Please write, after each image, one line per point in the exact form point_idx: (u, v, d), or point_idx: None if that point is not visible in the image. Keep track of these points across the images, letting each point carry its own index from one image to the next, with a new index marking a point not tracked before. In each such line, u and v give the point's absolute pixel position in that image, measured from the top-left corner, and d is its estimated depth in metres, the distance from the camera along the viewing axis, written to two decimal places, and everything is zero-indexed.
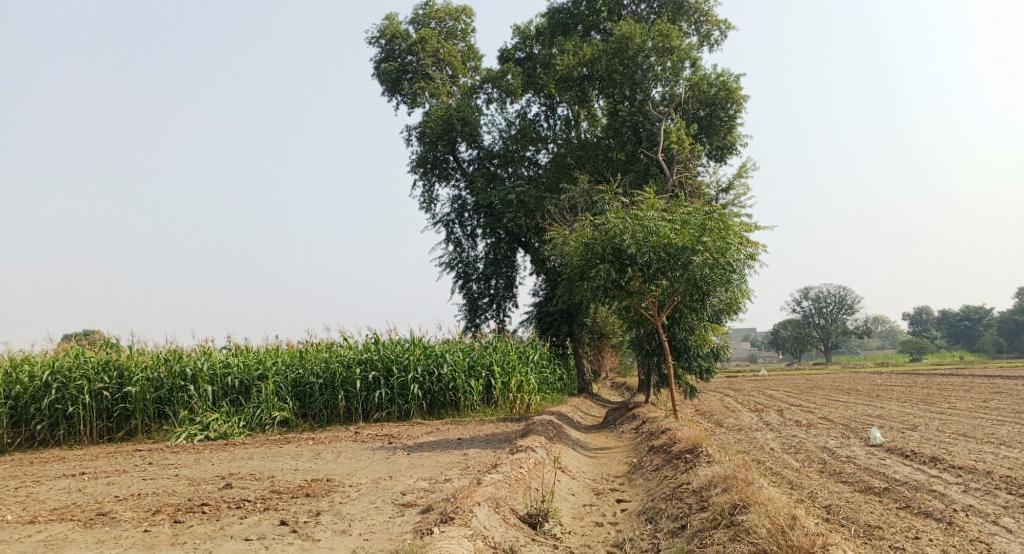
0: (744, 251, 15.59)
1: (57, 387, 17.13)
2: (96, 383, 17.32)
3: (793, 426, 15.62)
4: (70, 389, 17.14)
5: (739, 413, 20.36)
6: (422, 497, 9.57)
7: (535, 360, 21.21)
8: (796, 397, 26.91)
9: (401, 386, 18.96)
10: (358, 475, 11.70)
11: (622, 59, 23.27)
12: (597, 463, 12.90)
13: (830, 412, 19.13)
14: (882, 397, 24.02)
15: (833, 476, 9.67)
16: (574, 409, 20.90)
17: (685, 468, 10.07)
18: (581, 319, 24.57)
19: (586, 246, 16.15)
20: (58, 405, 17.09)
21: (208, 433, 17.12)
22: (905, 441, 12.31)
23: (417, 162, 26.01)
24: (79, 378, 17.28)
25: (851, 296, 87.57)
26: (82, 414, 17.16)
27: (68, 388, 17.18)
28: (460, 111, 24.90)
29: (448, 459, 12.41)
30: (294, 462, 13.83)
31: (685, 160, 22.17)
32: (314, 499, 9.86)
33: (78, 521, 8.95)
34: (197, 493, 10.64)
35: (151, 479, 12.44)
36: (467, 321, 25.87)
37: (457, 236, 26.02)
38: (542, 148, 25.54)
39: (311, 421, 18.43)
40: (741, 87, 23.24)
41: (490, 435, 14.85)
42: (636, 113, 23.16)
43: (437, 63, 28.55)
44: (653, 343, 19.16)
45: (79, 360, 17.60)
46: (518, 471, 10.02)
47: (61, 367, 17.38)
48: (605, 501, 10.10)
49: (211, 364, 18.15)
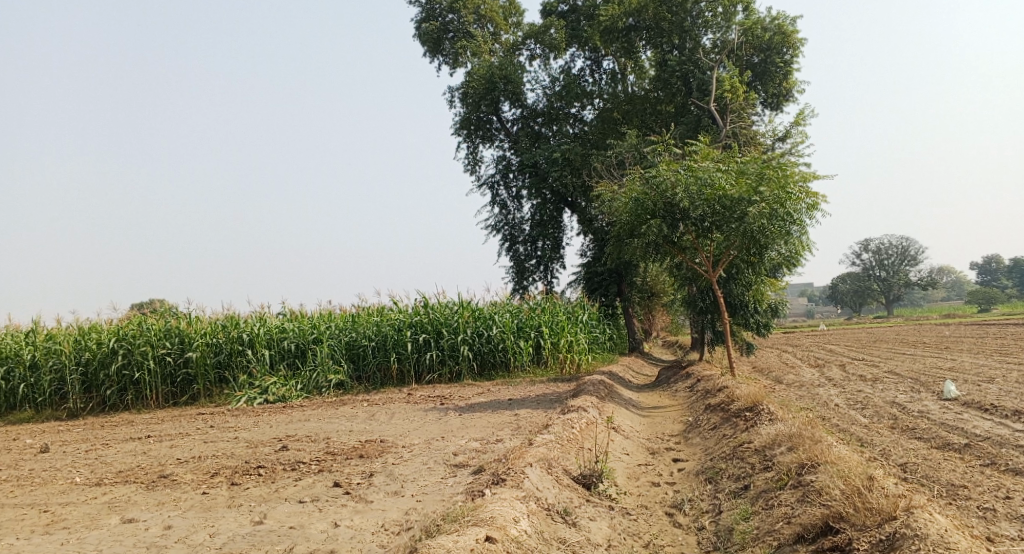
0: (804, 200, 14.91)
1: (123, 353, 17.47)
2: (158, 349, 17.59)
3: (856, 381, 15.07)
4: (134, 355, 17.45)
5: (798, 369, 19.80)
6: (474, 458, 9.39)
7: (585, 320, 20.91)
8: (857, 352, 26.13)
9: (452, 348, 18.85)
10: (411, 436, 11.60)
11: (670, 5, 22.53)
12: (652, 422, 12.60)
13: (896, 366, 18.44)
14: (951, 350, 23.11)
15: (904, 432, 9.21)
16: (626, 369, 20.59)
17: (744, 426, 9.71)
18: (631, 278, 24.11)
19: (636, 201, 15.67)
20: (125, 371, 17.42)
21: (266, 396, 17.27)
22: (981, 395, 11.72)
23: (460, 124, 25.67)
24: (142, 344, 17.57)
25: (914, 247, 84.85)
26: (147, 380, 17.47)
27: (132, 353, 17.50)
28: (503, 69, 24.43)
29: (500, 420, 12.25)
30: (348, 424, 13.84)
31: (740, 110, 21.37)
32: (367, 461, 9.77)
33: (140, 484, 8.97)
34: (254, 456, 10.65)
35: (211, 442, 12.57)
36: (515, 284, 25.64)
37: (502, 198, 25.67)
38: (587, 104, 24.94)
39: (366, 384, 18.49)
40: (797, 30, 22.16)
41: (542, 395, 14.65)
42: (685, 62, 22.41)
43: (479, 20, 27.85)
44: (706, 300, 18.64)
45: (141, 327, 17.90)
46: (571, 431, 9.78)
47: (125, 334, 17.70)
48: (661, 461, 9.81)
49: (267, 329, 18.30)
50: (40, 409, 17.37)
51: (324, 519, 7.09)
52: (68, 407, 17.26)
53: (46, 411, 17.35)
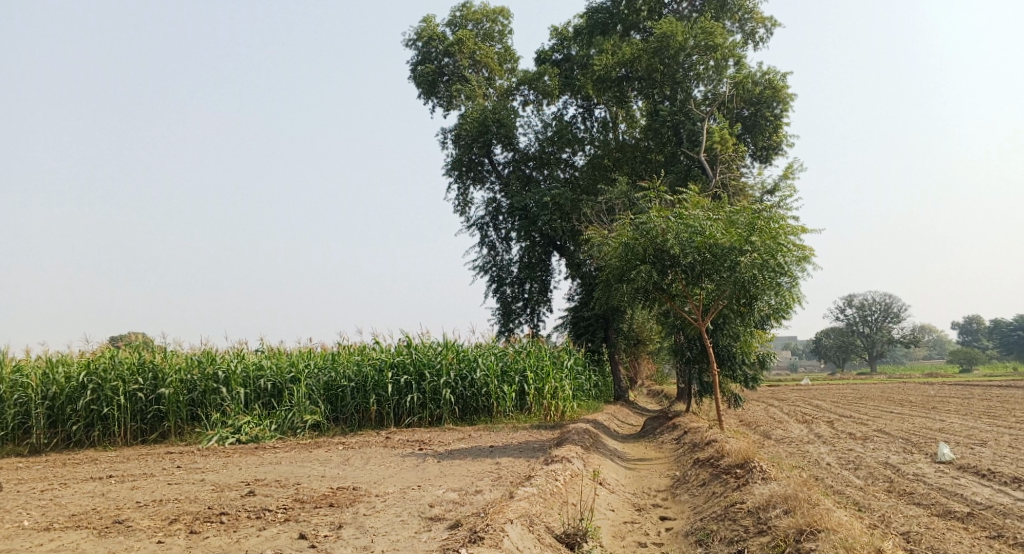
0: (795, 252, 14.67)
1: (92, 388, 16.83)
2: (130, 385, 17.00)
3: (847, 439, 14.68)
4: (104, 390, 16.83)
5: (787, 424, 19.38)
6: (450, 510, 8.89)
7: (570, 366, 20.45)
8: (845, 408, 25.76)
9: (433, 391, 18.33)
10: (386, 484, 11.07)
11: (663, 58, 22.42)
12: (637, 476, 12.11)
13: (884, 425, 18.10)
14: (938, 410, 22.80)
15: (902, 496, 8.82)
16: (611, 417, 20.12)
17: (735, 484, 9.27)
18: (618, 325, 23.77)
19: (627, 246, 15.39)
20: (93, 406, 16.76)
21: (239, 436, 16.66)
22: (976, 458, 11.39)
23: (451, 165, 25.41)
24: (114, 379, 16.96)
25: (897, 304, 85.03)
26: (115, 415, 16.81)
27: (102, 388, 16.86)
28: (497, 113, 24.38)
29: (480, 469, 11.74)
30: (321, 468, 13.27)
31: (730, 160, 21.30)
32: (337, 510, 9.25)
33: (92, 529, 8.39)
34: (219, 501, 10.09)
35: (175, 485, 11.96)
36: (500, 326, 25.21)
37: (490, 239, 25.37)
38: (578, 150, 24.82)
39: (342, 426, 17.91)
40: (788, 85, 22.27)
41: (524, 443, 14.15)
42: (677, 113, 22.41)
43: (474, 65, 27.93)
44: (694, 350, 18.29)
45: (113, 360, 17.30)
46: (554, 484, 9.30)
47: (96, 368, 17.10)
48: (647, 518, 9.33)
49: (244, 366, 17.74)
50: (4, 444, 16.66)
51: None
52: (31, 442, 16.55)
53: (8, 445, 16.63)
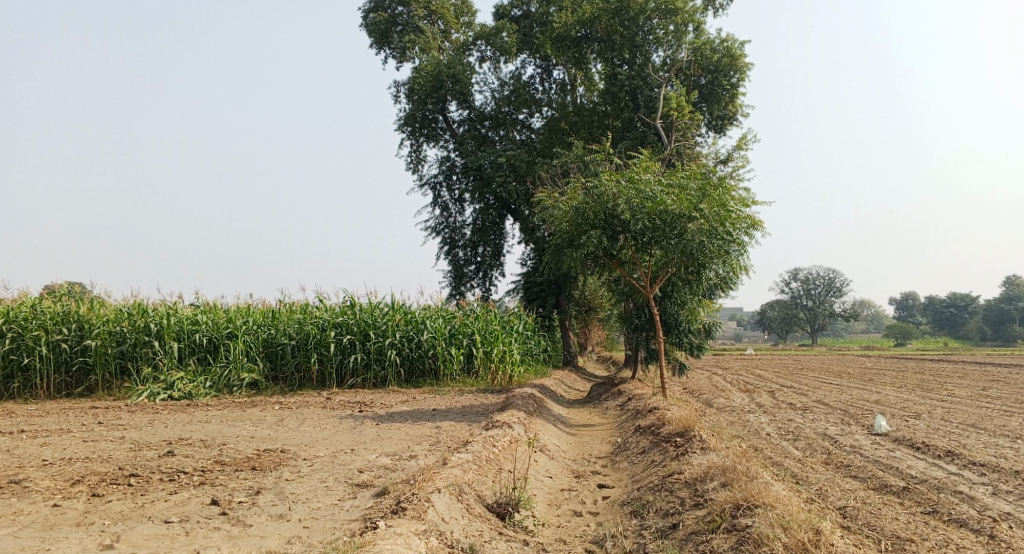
0: (744, 220, 14.40)
1: (12, 337, 15.97)
2: (54, 335, 16.17)
3: (787, 409, 14.65)
4: (25, 340, 15.99)
5: (729, 393, 19.36)
6: (379, 477, 8.48)
7: (520, 330, 20.03)
8: (786, 378, 26.00)
9: (377, 351, 17.80)
10: (317, 447, 10.60)
11: (623, 19, 21.91)
12: (579, 442, 11.83)
13: (824, 395, 18.22)
14: (874, 381, 23.17)
15: (840, 469, 8.67)
16: (558, 383, 19.88)
17: (675, 453, 9.03)
18: (570, 291, 23.39)
19: (576, 210, 14.99)
20: (13, 356, 15.92)
21: (170, 392, 15.96)
22: (911, 431, 11.40)
23: (404, 121, 24.61)
24: (36, 329, 16.12)
25: (840, 279, 86.73)
26: (37, 367, 15.99)
27: (23, 338, 16.01)
28: (452, 68, 23.64)
29: (417, 433, 11.34)
30: (252, 428, 12.73)
31: (685, 128, 21.06)
32: (259, 474, 8.79)
33: None
34: (132, 462, 9.58)
35: (91, 442, 11.32)
36: (451, 288, 24.70)
37: (444, 200, 24.75)
38: (536, 112, 24.24)
39: (281, 385, 17.33)
40: (746, 54, 21.87)
41: (468, 407, 13.78)
42: (635, 77, 21.90)
43: (429, 16, 26.98)
44: (642, 318, 17.86)
45: (35, 309, 16.42)
46: (491, 451, 8.91)
47: (16, 317, 16.20)
48: (584, 486, 9.05)
49: (178, 319, 16.96)
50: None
51: (188, 546, 6.16)
52: None
53: None
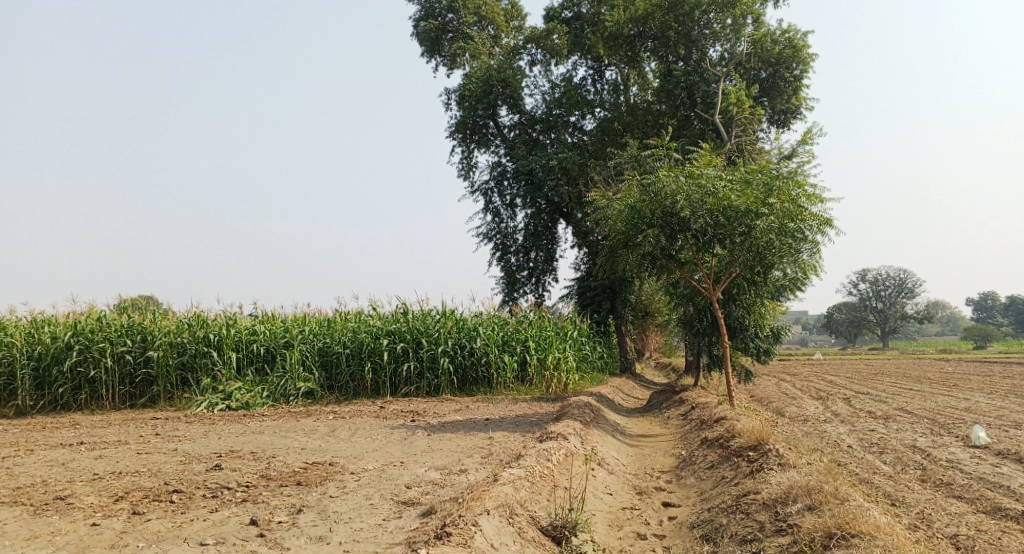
0: (818, 219, 13.42)
1: (79, 350, 15.95)
2: (119, 347, 16.11)
3: (868, 419, 13.63)
4: (92, 352, 15.97)
5: (801, 401, 18.29)
6: (427, 494, 7.92)
7: (575, 337, 19.27)
8: (862, 385, 24.62)
9: (431, 359, 17.33)
10: (367, 459, 10.15)
11: (677, 14, 21.06)
12: (641, 454, 11.09)
13: (905, 403, 17.02)
14: (960, 387, 21.70)
15: (940, 488, 7.79)
16: (616, 390, 19.10)
17: (749, 470, 8.25)
18: (625, 296, 22.59)
19: (632, 209, 14.25)
20: (80, 368, 15.91)
21: (229, 402, 15.77)
22: (1015, 443, 10.34)
23: (454, 127, 24.19)
24: (102, 340, 16.09)
25: (911, 279, 83.26)
26: (103, 379, 15.97)
27: (89, 350, 16.00)
28: (502, 72, 23.13)
29: (470, 444, 10.78)
30: (303, 439, 12.36)
31: (745, 123, 20.09)
32: (305, 489, 8.38)
33: (32, 512, 7.80)
34: (180, 476, 9.35)
35: (144, 455, 11.12)
36: (504, 295, 24.08)
37: (495, 205, 24.24)
38: (588, 113, 23.50)
39: (336, 394, 16.96)
40: (809, 45, 20.82)
41: (523, 417, 13.15)
42: (691, 73, 21.05)
43: (479, 22, 26.57)
44: (704, 322, 17.14)
45: (101, 322, 16.38)
46: (546, 466, 8.28)
47: (84, 329, 16.21)
48: (648, 504, 8.36)
49: (237, 330, 16.77)
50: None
51: None
52: (17, 405, 15.69)
53: None
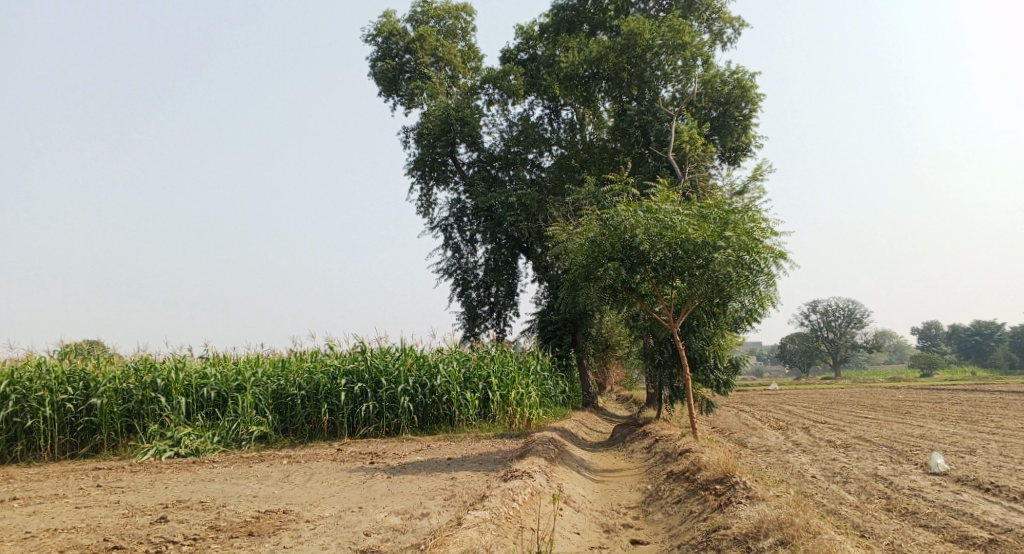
0: (774, 251, 13.51)
1: (16, 399, 15.26)
2: (59, 395, 15.42)
3: (829, 448, 13.62)
4: (30, 401, 15.26)
5: (761, 431, 18.28)
6: (387, 540, 7.60)
7: (536, 371, 19.05)
8: (819, 413, 24.79)
9: (390, 399, 16.94)
10: (323, 505, 9.75)
11: (630, 57, 21.43)
12: (605, 490, 10.87)
13: (864, 431, 17.11)
14: (914, 414, 21.95)
15: (907, 517, 7.73)
16: (578, 425, 18.89)
17: (718, 504, 8.09)
18: (586, 329, 22.49)
19: (593, 242, 14.18)
20: (16, 418, 15.19)
21: (177, 450, 15.16)
22: (975, 469, 10.39)
23: (414, 164, 24.05)
24: (41, 389, 15.39)
25: (860, 309, 85.08)
26: (42, 428, 15.24)
27: (27, 400, 15.30)
28: (460, 111, 23.09)
29: (431, 486, 10.44)
30: (256, 486, 11.88)
31: (698, 160, 20.30)
32: (257, 540, 7.98)
33: None
34: (123, 531, 8.85)
35: (84, 508, 10.54)
36: (465, 331, 23.82)
37: (455, 241, 24.07)
38: (545, 151, 23.58)
39: (291, 438, 16.44)
40: (757, 85, 21.25)
41: (485, 455, 12.85)
42: (645, 113, 21.26)
43: (436, 62, 26.62)
44: (665, 353, 17.09)
45: (41, 369, 15.69)
46: (511, 506, 8.02)
47: (21, 377, 15.50)
48: (616, 542, 8.14)
49: (187, 373, 16.19)
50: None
51: None
52: None
53: None
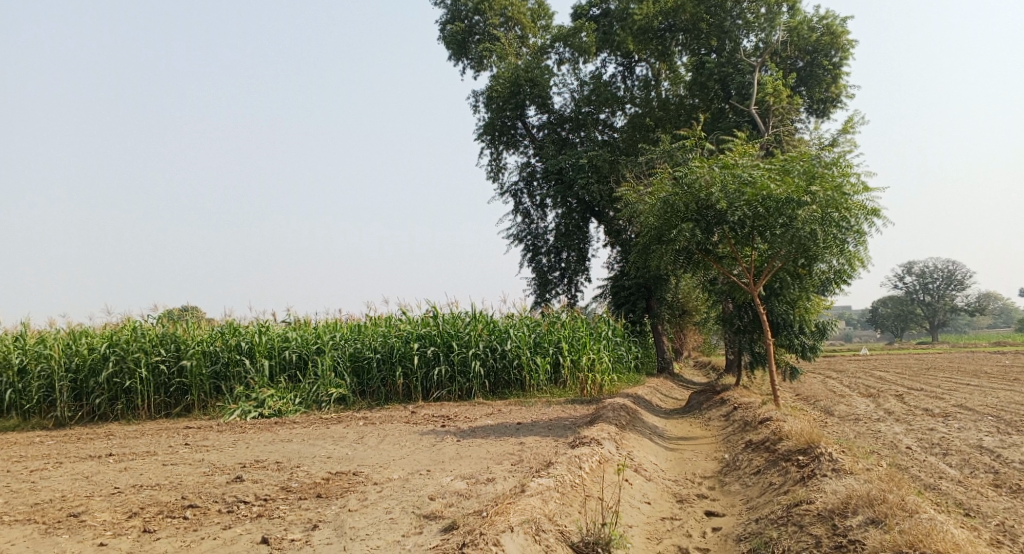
0: (864, 208, 12.66)
1: (115, 360, 15.77)
2: (153, 357, 15.88)
3: (926, 417, 12.78)
4: (127, 362, 15.76)
5: (850, 399, 17.43)
6: (451, 506, 7.45)
7: (609, 337, 18.66)
8: (914, 380, 23.56)
9: (462, 363, 16.85)
10: (392, 468, 9.69)
11: (709, 6, 20.46)
12: (681, 459, 10.47)
13: (964, 399, 16.09)
14: (1020, 382, 20.54)
15: (1017, 495, 7.09)
16: (653, 391, 18.45)
17: (800, 476, 7.61)
18: (661, 294, 21.89)
19: (665, 203, 13.61)
20: (116, 379, 15.72)
21: (262, 410, 15.47)
22: None
23: (483, 129, 23.71)
24: (137, 351, 15.86)
25: (961, 271, 80.94)
26: (139, 388, 15.75)
27: (125, 361, 15.80)
28: (529, 71, 22.57)
29: (500, 451, 10.26)
30: (331, 447, 11.95)
31: (783, 113, 19.31)
32: (324, 503, 7.96)
33: (43, 531, 7.49)
34: (200, 489, 8.98)
35: (169, 466, 10.79)
36: (536, 296, 23.57)
37: (525, 206, 23.73)
38: (618, 110, 22.85)
39: (369, 400, 16.54)
40: (848, 30, 19.94)
41: (557, 420, 12.61)
42: (725, 64, 20.39)
43: (505, 23, 26.00)
44: (745, 318, 16.44)
45: (136, 332, 16.15)
46: (578, 475, 7.73)
47: (119, 340, 16.00)
48: (690, 514, 7.77)
49: (269, 337, 16.46)
50: (27, 417, 15.66)
51: None
52: (55, 416, 15.53)
53: (31, 420, 15.63)
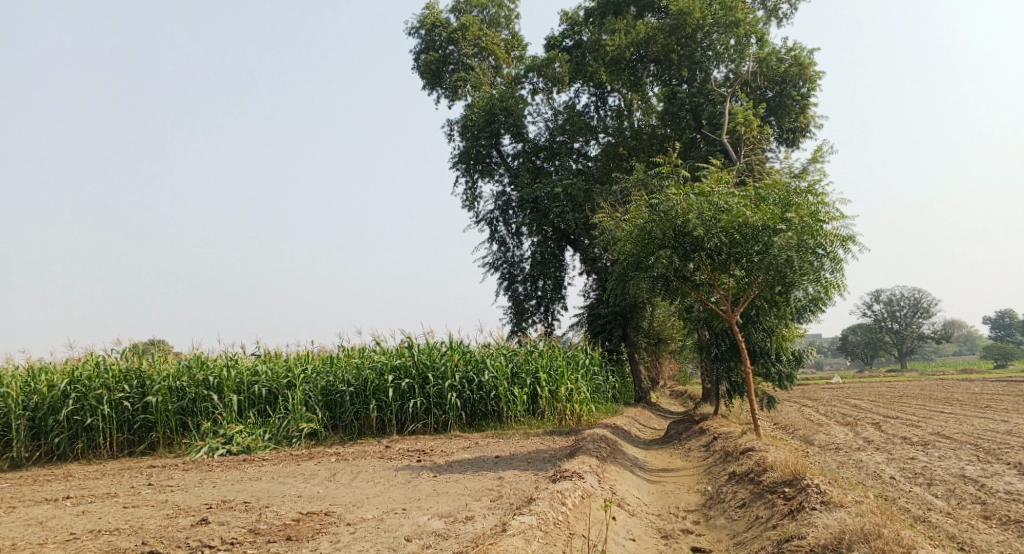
0: (839, 235, 12.63)
1: (76, 398, 15.21)
2: (116, 393, 15.35)
3: (906, 445, 12.67)
4: (89, 399, 15.21)
5: (828, 427, 17.32)
6: (429, 548, 7.13)
7: (586, 366, 18.44)
8: (888, 408, 23.58)
9: (437, 395, 16.49)
10: (365, 507, 9.32)
11: (680, 37, 20.64)
12: (663, 492, 10.22)
13: (940, 426, 16.06)
14: (993, 409, 20.61)
15: (1008, 526, 6.94)
16: (631, 421, 18.22)
17: (789, 510, 7.41)
18: (637, 322, 21.75)
19: (642, 229, 13.49)
20: (77, 416, 15.15)
21: (230, 447, 14.98)
22: None
23: (458, 158, 23.60)
24: (99, 387, 15.33)
25: (927, 298, 82.09)
26: (101, 426, 15.18)
27: (87, 398, 15.25)
28: (504, 101, 22.55)
29: (478, 486, 9.93)
30: (302, 485, 11.53)
31: (754, 141, 19.42)
32: (295, 546, 7.58)
33: None
34: (164, 533, 8.54)
35: (132, 509, 10.30)
36: (512, 326, 23.30)
37: (501, 235, 23.57)
38: (592, 140, 22.89)
39: (341, 434, 16.12)
40: (815, 62, 20.22)
41: (535, 453, 12.30)
42: (696, 95, 20.42)
43: (479, 53, 25.99)
44: (723, 346, 16.32)
45: (99, 367, 15.60)
46: (561, 512, 7.45)
47: (80, 376, 15.45)
48: (676, 550, 7.52)
49: (238, 371, 16.01)
50: None
51: None
52: (12, 456, 14.91)
53: None
